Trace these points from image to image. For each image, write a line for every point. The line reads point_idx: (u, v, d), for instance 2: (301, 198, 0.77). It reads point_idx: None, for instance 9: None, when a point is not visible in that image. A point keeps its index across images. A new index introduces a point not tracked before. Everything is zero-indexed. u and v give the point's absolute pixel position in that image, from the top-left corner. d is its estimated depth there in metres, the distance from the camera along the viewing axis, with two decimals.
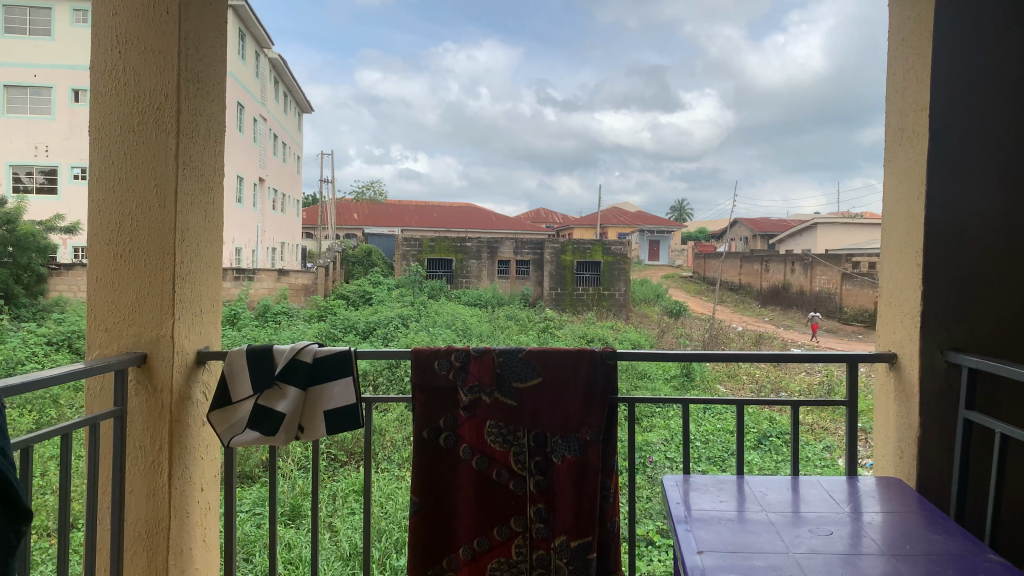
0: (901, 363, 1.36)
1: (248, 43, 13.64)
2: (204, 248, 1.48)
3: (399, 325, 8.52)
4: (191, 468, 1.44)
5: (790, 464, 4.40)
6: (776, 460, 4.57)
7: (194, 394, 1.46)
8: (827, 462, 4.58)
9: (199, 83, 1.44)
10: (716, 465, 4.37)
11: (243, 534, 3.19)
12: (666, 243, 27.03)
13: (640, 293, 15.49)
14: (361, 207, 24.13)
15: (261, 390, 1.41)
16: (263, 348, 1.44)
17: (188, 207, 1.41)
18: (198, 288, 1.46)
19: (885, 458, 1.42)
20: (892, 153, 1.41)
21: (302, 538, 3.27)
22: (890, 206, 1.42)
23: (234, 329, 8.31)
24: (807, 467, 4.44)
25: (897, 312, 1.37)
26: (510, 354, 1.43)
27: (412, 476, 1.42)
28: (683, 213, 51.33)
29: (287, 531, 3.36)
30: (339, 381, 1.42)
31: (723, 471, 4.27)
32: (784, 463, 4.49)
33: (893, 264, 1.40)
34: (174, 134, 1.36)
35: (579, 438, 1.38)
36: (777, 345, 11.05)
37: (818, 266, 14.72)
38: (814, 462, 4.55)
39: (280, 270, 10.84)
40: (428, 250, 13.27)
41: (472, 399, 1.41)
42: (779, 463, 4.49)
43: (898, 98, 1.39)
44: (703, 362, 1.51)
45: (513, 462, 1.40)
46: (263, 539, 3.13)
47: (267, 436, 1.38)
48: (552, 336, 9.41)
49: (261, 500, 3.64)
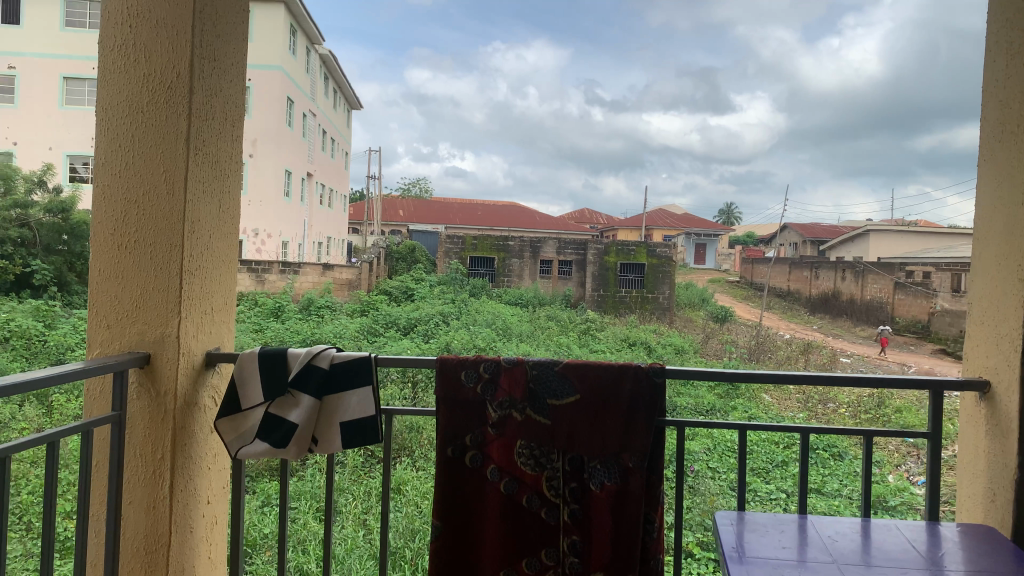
0: (994, 393, 1.18)
1: (299, 39, 13.71)
2: (218, 241, 1.37)
3: (439, 322, 8.43)
4: (196, 480, 1.32)
5: (838, 480, 4.16)
6: (823, 474, 4.33)
7: (202, 399, 1.35)
8: (875, 478, 4.34)
9: (216, 60, 1.33)
10: (761, 477, 4.15)
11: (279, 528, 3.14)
12: (713, 246, 26.54)
13: (684, 296, 15.20)
14: (406, 203, 24.18)
15: (273, 397, 1.29)
16: (277, 350, 1.32)
17: (200, 193, 1.30)
18: (210, 286, 1.35)
19: (970, 501, 1.24)
20: (988, 147, 1.23)
21: (337, 534, 3.18)
22: (984, 213, 1.23)
23: (278, 322, 8.32)
24: (857, 483, 4.20)
25: (992, 334, 1.19)
26: (545, 367, 1.28)
27: (435, 496, 1.29)
28: (731, 217, 50.29)
29: (323, 527, 3.28)
30: (358, 390, 1.29)
31: (768, 483, 4.05)
32: (832, 478, 4.25)
33: (987, 278, 1.21)
34: (186, 114, 1.25)
35: (621, 464, 1.23)
36: (826, 353, 10.69)
37: (870, 274, 14.30)
38: (862, 478, 4.31)
39: (325, 264, 10.86)
40: (470, 248, 13.20)
41: (502, 414, 1.28)
42: (827, 477, 4.23)
43: (998, 89, 1.21)
44: (759, 381, 1.34)
45: (546, 488, 1.25)
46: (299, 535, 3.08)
47: (277, 448, 1.26)
48: (594, 338, 9.22)
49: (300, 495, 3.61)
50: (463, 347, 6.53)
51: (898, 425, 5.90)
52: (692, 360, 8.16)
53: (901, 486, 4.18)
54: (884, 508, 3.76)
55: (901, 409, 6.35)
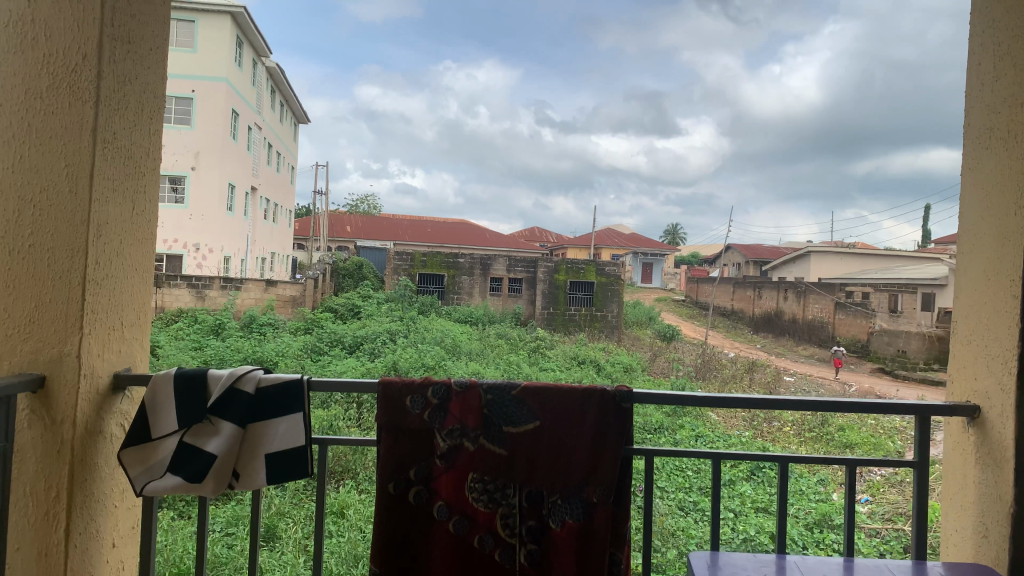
0: (984, 418, 1.09)
1: (245, 50, 13.39)
2: (130, 247, 1.21)
3: (387, 340, 8.23)
4: (97, 520, 1.15)
5: (784, 498, 4.10)
6: (769, 492, 4.26)
7: (107, 428, 1.18)
8: (821, 496, 4.32)
9: (131, 42, 1.18)
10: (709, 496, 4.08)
11: (214, 555, 2.96)
12: (659, 266, 26.85)
13: (632, 315, 15.28)
14: (354, 219, 23.78)
15: (188, 424, 1.14)
16: (195, 371, 1.17)
17: (109, 193, 1.14)
18: (122, 298, 1.19)
19: (959, 537, 1.14)
20: (973, 156, 1.16)
21: (277, 561, 2.99)
22: (971, 226, 1.15)
23: (218, 339, 8.02)
24: (804, 501, 4.14)
25: (980, 354, 1.11)
26: (500, 391, 1.15)
27: (373, 537, 1.14)
28: (677, 237, 51.01)
29: (262, 553, 3.09)
30: (287, 419, 1.15)
31: (715, 502, 3.97)
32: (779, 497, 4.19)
33: (974, 295, 1.13)
34: (93, 102, 1.09)
35: (585, 499, 1.11)
36: (771, 372, 10.81)
37: (812, 294, 14.59)
38: (807, 496, 4.27)
39: (268, 280, 10.54)
40: (419, 265, 13.03)
41: (452, 444, 1.14)
42: (773, 494, 4.18)
43: (984, 92, 1.14)
44: (737, 407, 1.23)
45: (500, 527, 1.12)
46: (235, 562, 2.91)
47: (191, 483, 1.11)
48: (543, 356, 9.12)
49: (235, 519, 3.42)
50: (412, 365, 6.32)
51: (841, 444, 5.94)
52: (640, 378, 8.14)
53: (847, 504, 4.16)
54: (830, 527, 3.73)
55: (844, 429, 6.40)
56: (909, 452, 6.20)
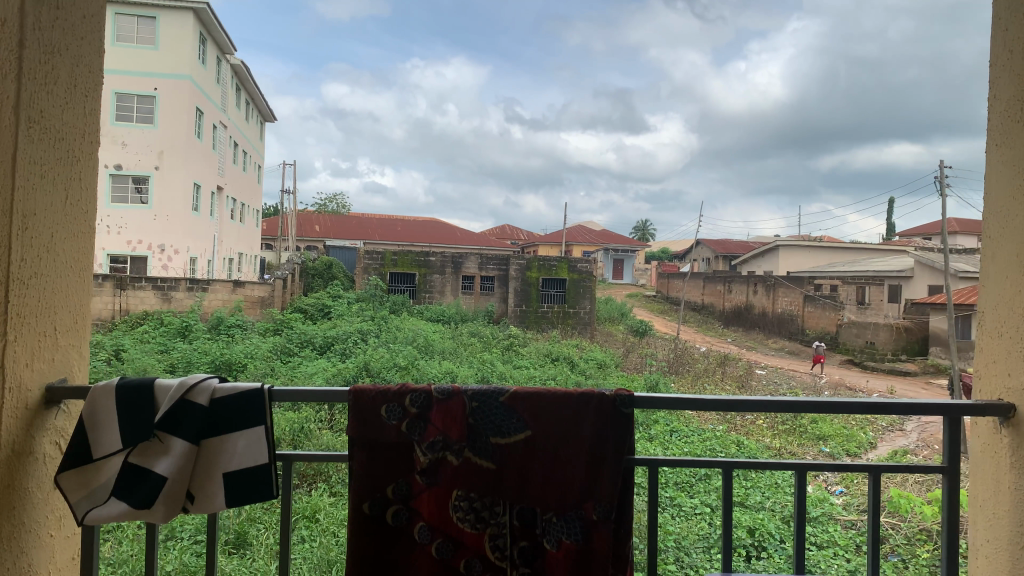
0: (1019, 421, 1.00)
1: (209, 47, 13.07)
2: (65, 243, 1.07)
3: (358, 340, 8.07)
4: (27, 552, 1.00)
5: (761, 492, 4.04)
6: (745, 486, 4.18)
7: (39, 448, 1.04)
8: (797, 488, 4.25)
9: (58, 5, 1.03)
10: (684, 491, 3.99)
11: (181, 563, 2.78)
12: (630, 262, 26.93)
13: (604, 311, 15.24)
14: (323, 218, 23.46)
15: (133, 442, 1.00)
16: (141, 381, 1.03)
17: (37, 179, 1.00)
18: (55, 299, 1.05)
19: (992, 548, 1.04)
20: (1001, 132, 1.06)
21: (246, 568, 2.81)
22: (1001, 204, 1.05)
23: (185, 342, 7.79)
24: (778, 494, 4.07)
25: (1009, 350, 1.02)
26: (486, 397, 1.03)
27: (350, 561, 1.01)
28: (647, 234, 51.26)
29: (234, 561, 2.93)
30: (247, 433, 1.02)
31: (690, 498, 3.89)
32: (755, 490, 4.10)
33: (1003, 284, 1.04)
34: (15, 74, 0.95)
35: (583, 517, 0.99)
36: (744, 365, 10.82)
37: (781, 287, 14.67)
38: (783, 489, 4.20)
39: (235, 280, 10.28)
40: (390, 264, 12.84)
41: (434, 459, 1.01)
42: (748, 488, 4.11)
43: (1013, 63, 1.04)
44: (765, 412, 1.10)
45: (490, 550, 1.00)
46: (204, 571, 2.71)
47: (139, 509, 0.97)
48: (516, 354, 9.01)
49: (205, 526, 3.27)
50: (384, 366, 6.16)
51: (814, 437, 5.92)
52: (614, 375, 8.09)
53: (822, 496, 4.11)
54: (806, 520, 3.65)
55: (816, 421, 6.39)
56: (881, 444, 6.23)
